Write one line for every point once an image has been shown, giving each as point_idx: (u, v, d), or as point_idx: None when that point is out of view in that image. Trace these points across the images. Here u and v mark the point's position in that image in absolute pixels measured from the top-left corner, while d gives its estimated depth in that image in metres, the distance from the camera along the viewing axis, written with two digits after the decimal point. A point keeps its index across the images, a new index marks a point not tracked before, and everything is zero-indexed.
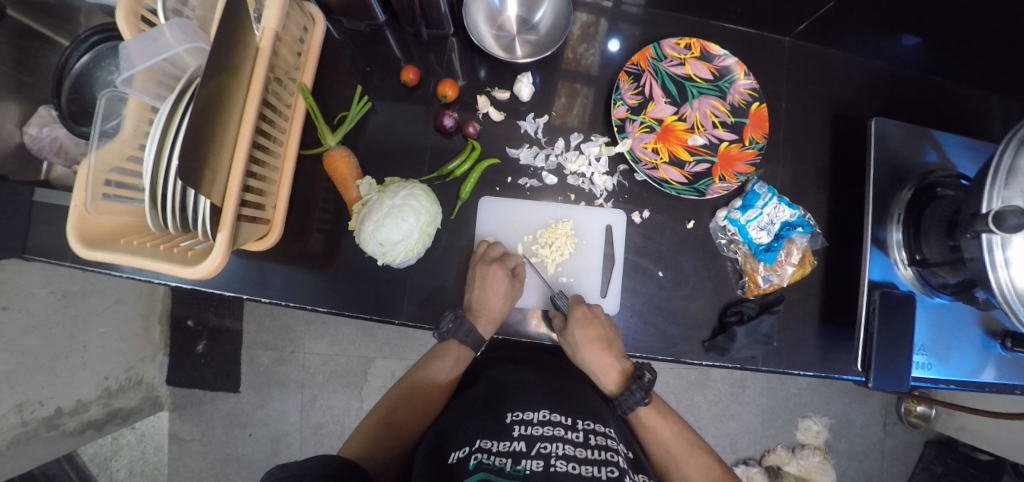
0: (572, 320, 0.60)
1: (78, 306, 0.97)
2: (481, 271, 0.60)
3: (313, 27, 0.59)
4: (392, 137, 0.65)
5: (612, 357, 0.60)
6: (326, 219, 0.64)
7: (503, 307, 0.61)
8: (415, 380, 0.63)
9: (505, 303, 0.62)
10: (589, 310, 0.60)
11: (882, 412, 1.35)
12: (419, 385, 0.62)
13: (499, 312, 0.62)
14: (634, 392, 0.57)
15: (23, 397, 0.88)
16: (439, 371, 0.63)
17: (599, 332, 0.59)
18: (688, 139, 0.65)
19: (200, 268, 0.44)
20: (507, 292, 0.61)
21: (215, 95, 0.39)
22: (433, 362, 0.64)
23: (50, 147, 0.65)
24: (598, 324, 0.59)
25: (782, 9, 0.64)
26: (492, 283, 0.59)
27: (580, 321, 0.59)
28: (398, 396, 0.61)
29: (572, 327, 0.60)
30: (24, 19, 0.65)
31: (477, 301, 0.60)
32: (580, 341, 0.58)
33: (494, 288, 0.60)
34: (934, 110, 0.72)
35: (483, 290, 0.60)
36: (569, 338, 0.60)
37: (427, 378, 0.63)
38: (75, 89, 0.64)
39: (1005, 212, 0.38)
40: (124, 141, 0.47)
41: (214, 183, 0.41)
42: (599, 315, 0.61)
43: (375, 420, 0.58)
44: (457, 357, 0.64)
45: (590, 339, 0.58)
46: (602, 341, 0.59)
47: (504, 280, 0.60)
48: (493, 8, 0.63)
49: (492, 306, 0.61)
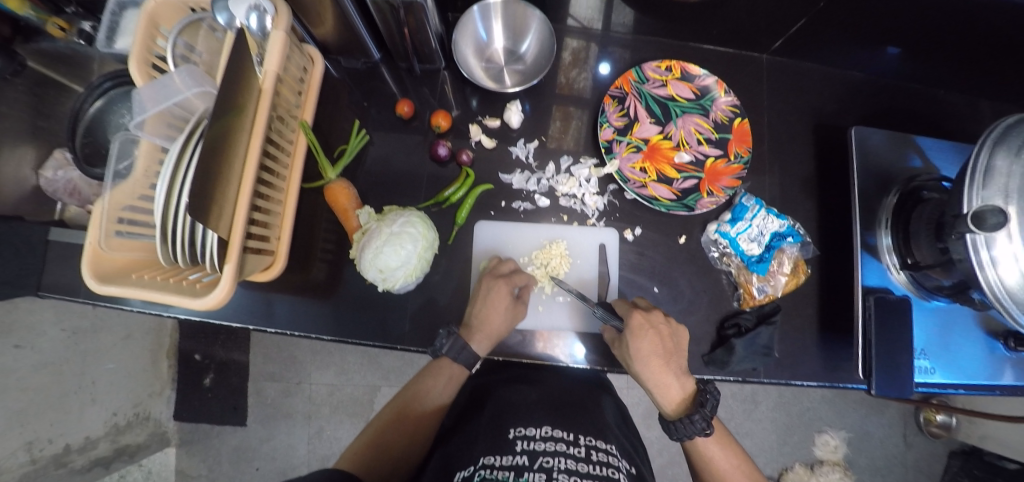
0: (627, 329, 0.56)
1: (88, 343, 1.01)
2: (485, 286, 0.61)
3: (313, 66, 0.62)
4: (390, 167, 0.68)
5: (671, 375, 0.57)
6: (328, 248, 0.66)
7: (503, 327, 0.60)
8: (410, 399, 0.61)
9: (506, 323, 0.61)
10: (646, 319, 0.57)
11: (901, 422, 1.32)
12: (414, 406, 0.61)
13: (498, 331, 0.60)
14: (696, 423, 0.54)
15: (33, 434, 0.90)
16: (433, 389, 0.61)
17: (657, 344, 0.56)
18: (675, 157, 0.67)
19: (206, 299, 0.46)
20: (508, 312, 0.61)
21: (222, 135, 0.42)
22: (426, 380, 0.62)
23: (64, 188, 0.70)
24: (655, 336, 0.56)
25: (759, 28, 0.67)
26: (493, 298, 0.60)
27: (636, 331, 0.56)
28: (392, 416, 0.60)
29: (628, 337, 0.56)
30: (43, 70, 0.73)
31: (478, 316, 0.59)
32: (636, 351, 0.56)
33: (496, 303, 0.60)
34: (916, 116, 0.73)
35: (485, 305, 0.59)
36: (625, 347, 0.58)
37: (423, 397, 0.61)
38: (88, 133, 0.68)
39: (984, 211, 0.40)
40: (136, 181, 0.50)
41: (221, 218, 0.43)
42: (656, 323, 0.57)
43: (366, 441, 0.58)
44: (450, 375, 0.62)
45: (647, 353, 0.55)
46: (660, 355, 0.56)
47: (506, 298, 0.60)
48: (481, 41, 0.66)
49: (492, 323, 0.60)
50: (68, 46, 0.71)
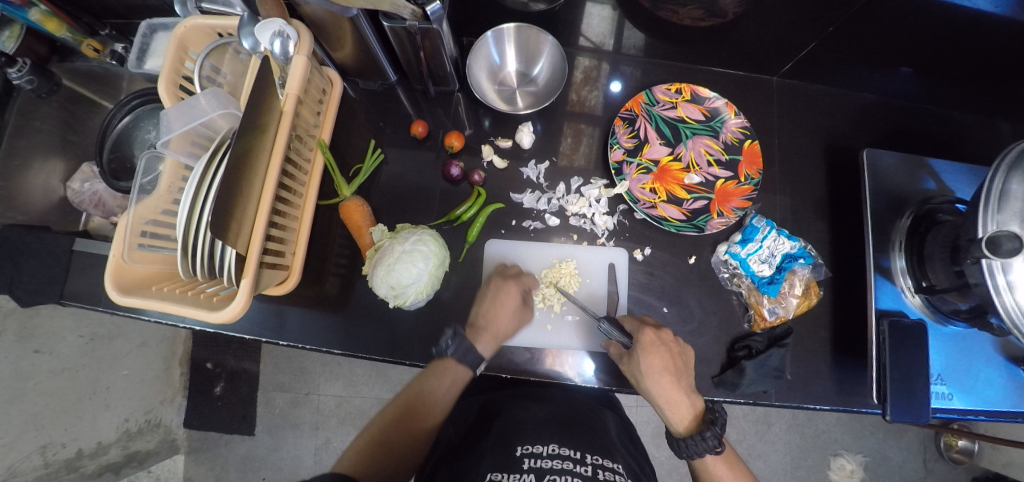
0: (638, 346, 0.56)
1: (106, 349, 1.03)
2: (494, 286, 0.63)
3: (332, 89, 0.64)
4: (403, 185, 0.69)
5: (681, 392, 0.56)
6: (341, 263, 0.67)
7: (509, 328, 0.62)
8: (413, 398, 0.62)
9: (513, 325, 0.63)
10: (656, 336, 0.57)
11: (921, 447, 1.28)
12: (416, 405, 0.62)
13: (504, 332, 0.62)
14: (707, 440, 0.53)
15: (47, 438, 0.92)
16: (437, 389, 0.62)
17: (667, 361, 0.56)
18: (685, 178, 0.67)
19: (223, 313, 0.47)
20: (516, 314, 0.63)
21: (243, 154, 0.44)
22: (430, 380, 0.62)
23: (90, 200, 0.73)
24: (665, 352, 0.56)
25: (769, 51, 0.68)
26: (502, 297, 0.63)
27: (647, 347, 0.56)
28: (395, 414, 0.62)
29: (638, 354, 0.56)
30: (76, 87, 0.76)
31: (484, 315, 0.61)
32: (647, 368, 0.55)
33: (504, 305, 0.62)
34: (930, 138, 0.73)
35: (492, 305, 0.62)
36: (634, 365, 0.57)
37: (426, 396, 0.62)
38: (115, 147, 0.70)
39: (999, 237, 0.40)
40: (160, 196, 0.52)
41: (239, 234, 0.45)
42: (665, 341, 0.57)
43: (369, 439, 0.61)
44: (454, 378, 0.61)
45: (658, 369, 0.55)
46: (670, 372, 0.56)
47: (514, 298, 0.63)
48: (494, 64, 0.68)
49: (499, 323, 0.61)
50: (101, 66, 0.75)
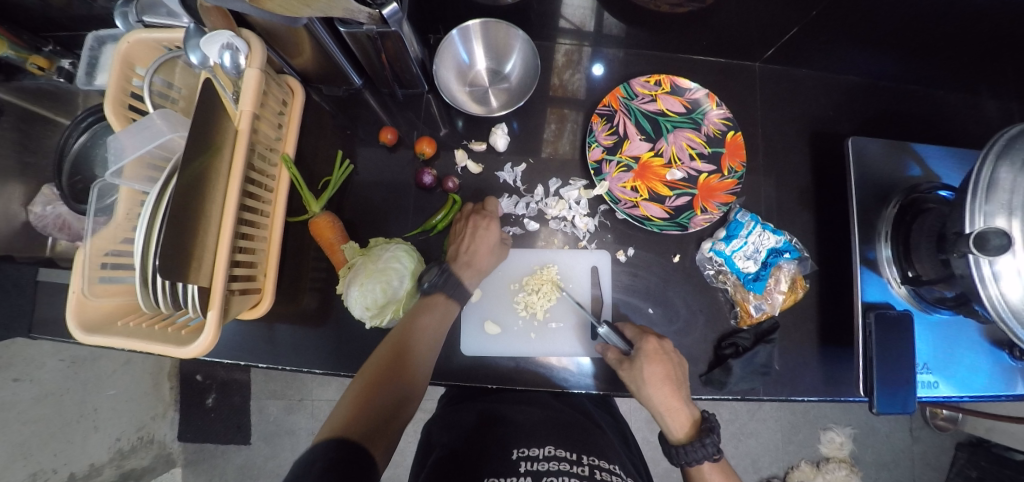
0: (642, 353, 0.56)
1: (89, 370, 1.01)
2: (472, 223, 0.62)
3: (293, 99, 0.61)
4: (377, 194, 0.67)
5: (681, 400, 0.56)
6: (318, 278, 0.65)
7: (491, 264, 0.63)
8: (405, 335, 0.54)
9: (493, 259, 0.63)
10: (659, 345, 0.57)
11: (907, 417, 1.31)
12: (411, 344, 0.54)
13: (486, 269, 0.62)
14: (708, 446, 0.54)
15: (36, 466, 0.91)
16: (429, 324, 0.56)
17: (669, 370, 0.56)
18: (666, 174, 0.65)
19: (191, 349, 0.46)
20: (494, 248, 0.63)
21: (195, 185, 0.41)
22: (422, 317, 0.57)
23: (54, 223, 0.69)
24: (667, 361, 0.56)
25: (751, 37, 0.65)
26: (481, 234, 0.62)
27: (652, 356, 0.56)
28: (387, 355, 0.53)
29: (640, 361, 0.56)
30: (24, 104, 0.71)
31: (465, 251, 0.61)
32: (649, 377, 0.55)
33: (484, 239, 0.62)
34: (914, 117, 0.72)
35: (473, 241, 0.61)
36: (635, 373, 0.56)
37: (420, 331, 0.55)
38: (75, 169, 0.66)
39: (987, 232, 0.38)
40: (118, 226, 0.49)
41: (201, 269, 0.43)
42: (668, 351, 0.57)
43: (352, 405, 0.48)
44: (445, 312, 0.58)
45: (660, 377, 0.55)
46: (671, 381, 0.56)
47: (493, 232, 0.62)
48: (463, 63, 0.65)
49: (480, 259, 0.62)
50: (49, 83, 0.72)
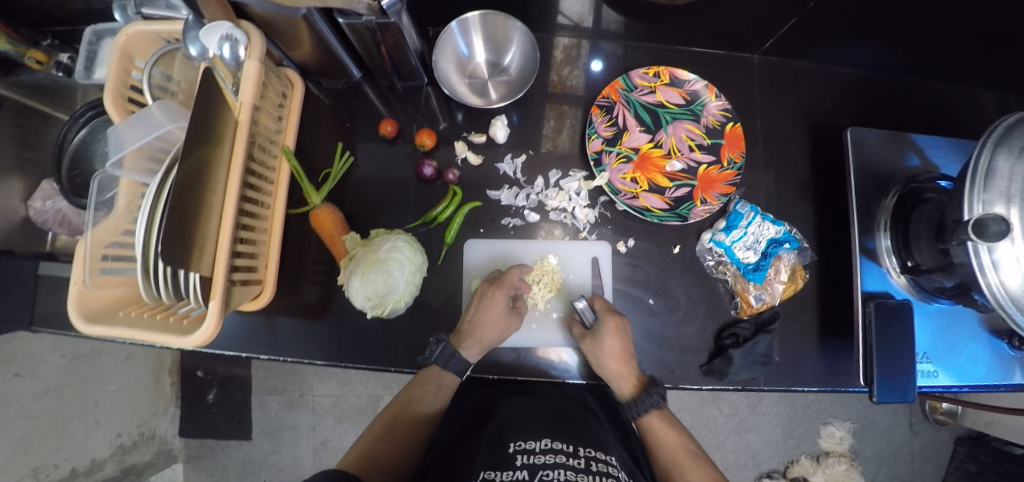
0: (600, 326, 0.58)
1: (89, 366, 1.01)
2: (482, 293, 0.62)
3: (293, 91, 0.61)
4: (377, 187, 0.67)
5: (630, 365, 0.58)
6: (319, 271, 0.65)
7: (496, 335, 0.60)
8: (405, 402, 0.61)
9: (501, 332, 0.61)
10: (618, 321, 0.59)
11: (906, 411, 1.31)
12: (410, 408, 0.60)
13: (489, 340, 0.60)
14: (649, 397, 0.57)
15: (37, 460, 0.91)
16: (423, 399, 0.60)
17: (624, 341, 0.58)
18: (666, 165, 0.66)
19: (193, 338, 0.46)
20: (503, 318, 0.61)
21: (196, 174, 0.41)
22: (416, 388, 0.61)
23: (55, 218, 0.69)
24: (622, 332, 0.58)
25: (749, 29, 0.65)
26: (488, 306, 0.61)
27: (608, 328, 0.58)
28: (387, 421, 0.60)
29: (600, 332, 0.58)
30: (23, 99, 0.71)
31: (471, 322, 0.59)
32: (603, 345, 0.56)
33: (490, 311, 0.60)
34: (914, 109, 0.72)
35: (480, 312, 0.60)
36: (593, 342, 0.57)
37: (417, 402, 0.60)
38: (74, 163, 0.66)
39: (986, 219, 0.38)
40: (119, 217, 0.49)
41: (202, 257, 0.43)
42: (625, 325, 0.59)
43: (356, 456, 0.57)
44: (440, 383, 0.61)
45: (613, 345, 0.56)
46: (625, 351, 0.57)
47: (502, 304, 0.61)
48: (462, 56, 0.65)
49: (486, 331, 0.59)
50: (48, 77, 0.70)
